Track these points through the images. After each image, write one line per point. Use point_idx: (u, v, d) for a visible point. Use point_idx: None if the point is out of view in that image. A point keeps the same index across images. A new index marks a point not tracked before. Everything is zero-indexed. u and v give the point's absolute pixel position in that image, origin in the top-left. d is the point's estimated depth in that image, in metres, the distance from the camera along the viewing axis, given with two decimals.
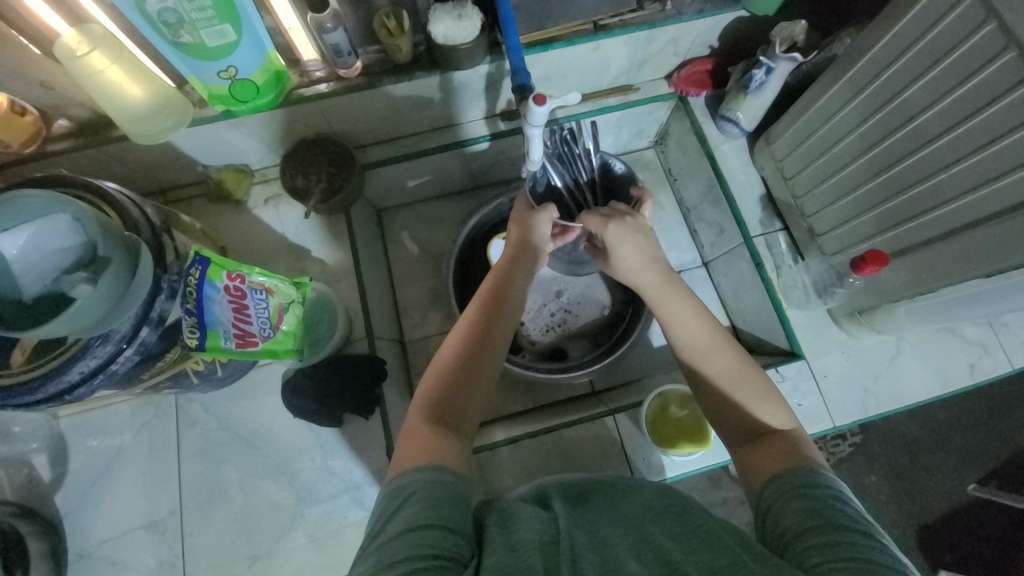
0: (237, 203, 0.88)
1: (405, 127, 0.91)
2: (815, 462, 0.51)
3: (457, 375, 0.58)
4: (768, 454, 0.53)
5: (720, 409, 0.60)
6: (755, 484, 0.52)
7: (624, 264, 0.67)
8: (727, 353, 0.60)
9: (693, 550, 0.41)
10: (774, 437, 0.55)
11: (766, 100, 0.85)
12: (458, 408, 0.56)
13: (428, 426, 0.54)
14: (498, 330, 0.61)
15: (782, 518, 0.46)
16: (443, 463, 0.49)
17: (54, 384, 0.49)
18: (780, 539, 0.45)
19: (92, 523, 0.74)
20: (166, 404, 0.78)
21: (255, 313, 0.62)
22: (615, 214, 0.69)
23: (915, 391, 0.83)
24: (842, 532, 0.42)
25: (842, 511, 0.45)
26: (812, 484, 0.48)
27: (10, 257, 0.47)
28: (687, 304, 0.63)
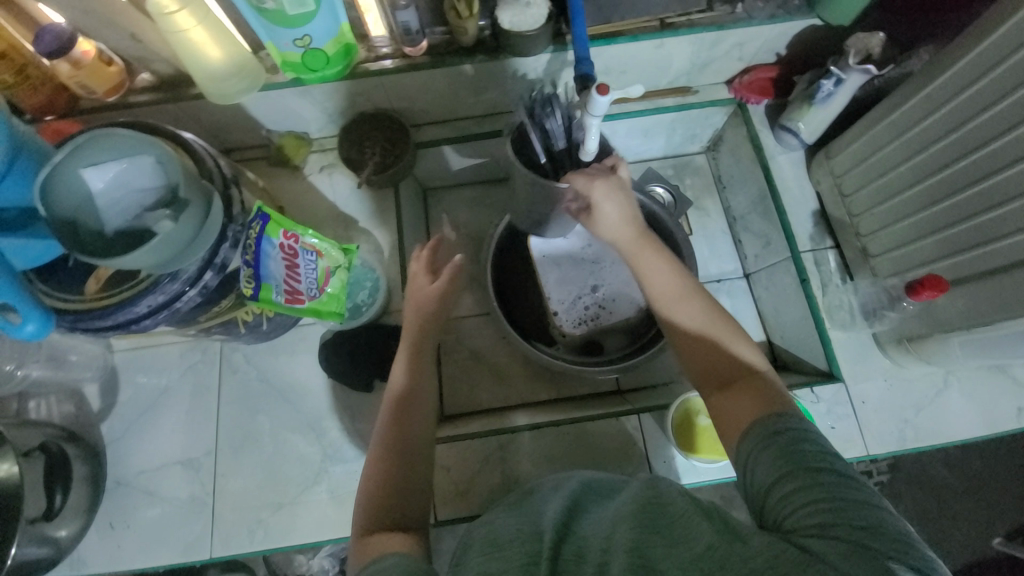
0: (294, 168, 0.92)
1: (460, 109, 0.92)
2: (784, 402, 0.53)
3: (392, 467, 0.59)
4: (740, 399, 0.55)
5: (694, 359, 0.61)
6: (731, 440, 0.54)
7: (609, 219, 0.65)
8: (697, 303, 0.62)
9: (670, 542, 0.40)
10: (745, 382, 0.57)
11: (831, 112, 0.83)
12: (402, 505, 0.56)
13: (375, 531, 0.53)
14: (415, 423, 0.63)
15: (758, 469, 0.47)
16: (398, 551, 0.49)
17: (124, 314, 0.53)
18: (755, 490, 0.47)
19: (133, 454, 0.78)
20: (212, 350, 0.83)
21: (304, 273, 0.65)
22: (600, 170, 0.64)
23: (955, 428, 0.79)
24: (809, 474, 0.44)
25: (812, 451, 0.46)
26: (777, 429, 0.49)
27: (97, 189, 0.51)
28: (662, 260, 0.65)
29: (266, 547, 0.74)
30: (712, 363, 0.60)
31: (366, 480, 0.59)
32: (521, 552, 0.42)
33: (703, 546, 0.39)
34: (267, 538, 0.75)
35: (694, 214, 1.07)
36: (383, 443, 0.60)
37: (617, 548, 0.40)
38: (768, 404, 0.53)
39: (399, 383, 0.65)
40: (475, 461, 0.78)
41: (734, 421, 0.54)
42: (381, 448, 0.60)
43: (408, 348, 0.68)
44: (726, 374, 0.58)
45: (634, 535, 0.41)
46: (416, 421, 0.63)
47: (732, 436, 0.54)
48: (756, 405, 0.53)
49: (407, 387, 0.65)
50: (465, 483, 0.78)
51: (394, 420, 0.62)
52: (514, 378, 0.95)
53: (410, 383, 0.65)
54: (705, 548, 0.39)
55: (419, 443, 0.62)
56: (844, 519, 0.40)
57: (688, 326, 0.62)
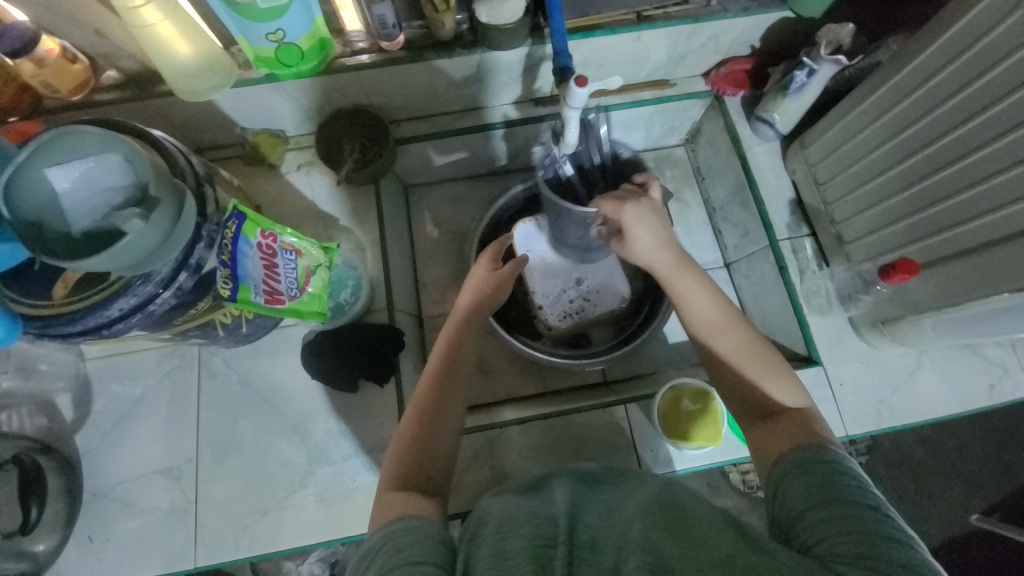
0: (271, 166, 0.90)
1: (439, 105, 0.91)
2: (826, 436, 0.53)
3: (420, 439, 0.58)
4: (781, 430, 0.55)
5: (733, 388, 0.61)
6: (765, 462, 0.54)
7: (642, 243, 0.67)
8: (736, 332, 0.62)
9: (686, 544, 0.40)
10: (787, 412, 0.57)
11: (805, 103, 0.85)
12: (425, 471, 0.56)
13: (397, 492, 0.52)
14: (454, 395, 0.62)
15: (790, 493, 0.48)
16: (420, 513, 0.48)
17: (94, 318, 0.51)
18: (786, 514, 0.46)
19: (109, 465, 0.76)
20: (189, 355, 0.81)
21: (284, 272, 0.63)
22: (629, 195, 0.67)
23: (930, 407, 0.82)
24: (844, 505, 0.44)
25: (851, 484, 0.46)
26: (819, 460, 0.49)
27: (61, 190, 0.49)
28: (702, 281, 0.65)
29: (253, 553, 0.73)
30: (753, 395, 0.59)
31: (398, 437, 0.59)
32: (530, 533, 0.42)
33: (722, 554, 0.40)
34: (254, 545, 0.73)
35: (675, 205, 1.08)
36: (419, 402, 0.61)
37: (631, 546, 0.40)
38: (811, 433, 0.53)
39: (438, 356, 0.64)
40: (466, 456, 0.78)
41: (771, 449, 0.54)
42: (419, 405, 0.60)
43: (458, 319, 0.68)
44: (768, 404, 0.58)
45: (650, 532, 0.42)
46: (452, 403, 0.61)
47: (768, 459, 0.53)
48: (797, 434, 0.53)
49: (451, 354, 0.64)
50: (457, 479, 0.77)
51: (435, 384, 0.62)
52: (502, 373, 0.94)
53: (455, 351, 0.64)
54: (723, 556, 0.39)
55: (450, 425, 0.60)
56: (880, 554, 0.39)
57: (727, 355, 0.62)
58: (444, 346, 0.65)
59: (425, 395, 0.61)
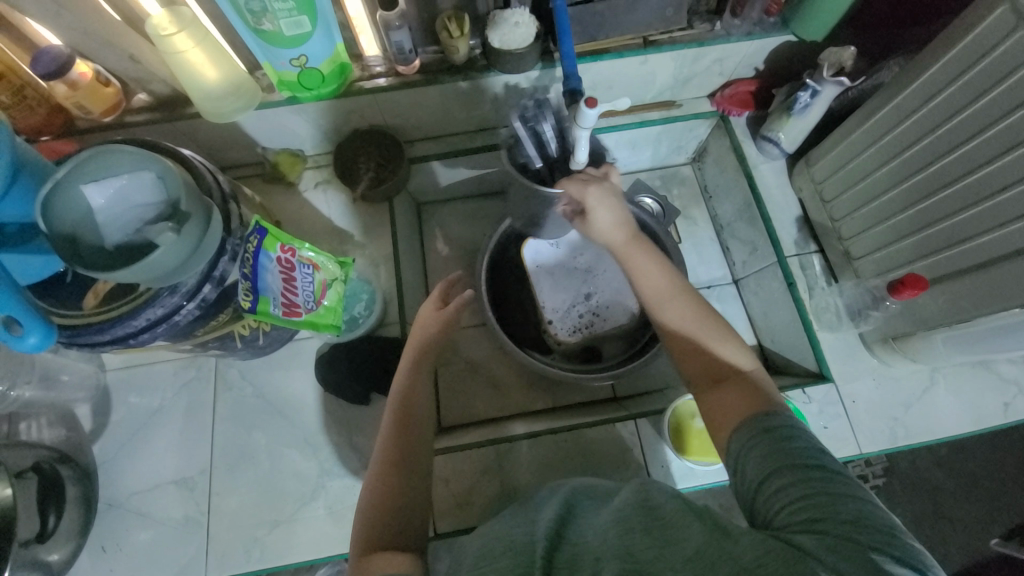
0: (289, 184, 0.93)
1: (452, 125, 0.95)
2: (774, 400, 0.55)
3: (391, 488, 0.58)
4: (730, 396, 0.57)
5: (685, 357, 0.63)
6: (722, 434, 0.55)
7: (601, 224, 0.69)
8: (684, 302, 0.64)
9: (662, 544, 0.41)
10: (734, 376, 0.59)
11: (809, 122, 0.87)
12: (400, 521, 0.56)
13: (381, 548, 0.53)
14: (416, 440, 0.63)
15: (748, 466, 0.49)
16: (399, 569, 0.49)
17: (122, 328, 0.53)
18: (747, 487, 0.48)
19: (125, 475, 0.77)
20: (206, 366, 0.82)
21: (301, 286, 0.66)
22: (592, 176, 0.68)
23: (945, 424, 0.81)
24: (796, 470, 0.45)
25: (798, 446, 0.48)
26: (767, 427, 0.50)
27: (98, 205, 0.52)
28: (651, 258, 0.67)
29: (263, 566, 0.73)
30: (704, 362, 0.61)
31: (371, 479, 0.60)
32: (510, 563, 0.43)
33: (694, 548, 0.40)
34: (264, 558, 0.73)
35: (682, 223, 1.09)
36: (382, 456, 0.61)
37: (607, 554, 0.40)
38: (757, 401, 0.55)
39: (400, 397, 0.65)
40: (475, 470, 0.78)
41: (724, 419, 0.56)
42: (384, 454, 0.61)
43: (410, 356, 0.68)
44: (716, 370, 0.60)
45: (625, 539, 0.42)
46: (418, 444, 0.63)
47: (723, 436, 0.55)
48: (748, 401, 0.55)
49: (407, 404, 0.65)
50: (465, 493, 0.77)
51: (396, 433, 0.62)
52: (511, 387, 0.95)
53: (409, 399, 0.65)
54: (696, 549, 0.39)
55: (423, 463, 0.62)
56: (832, 514, 0.41)
57: (676, 322, 0.64)
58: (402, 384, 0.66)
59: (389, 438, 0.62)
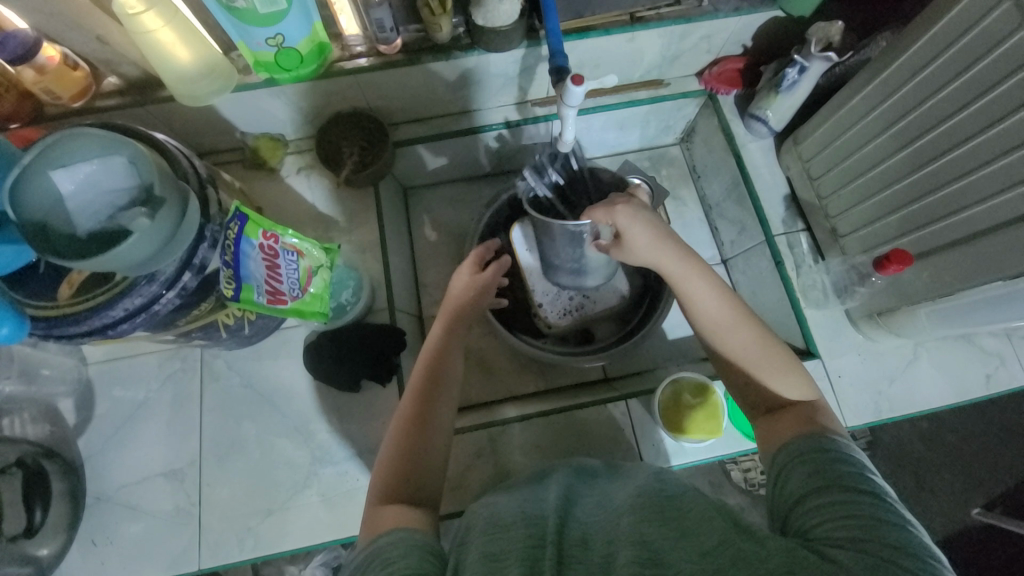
0: (270, 170, 0.91)
1: (437, 108, 0.92)
2: (831, 425, 0.55)
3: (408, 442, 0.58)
4: (787, 420, 0.57)
5: (745, 384, 0.63)
6: (770, 450, 0.56)
7: (639, 245, 0.65)
8: (746, 328, 0.62)
9: (678, 535, 0.43)
10: (793, 405, 0.59)
11: (797, 99, 0.86)
12: (417, 480, 0.56)
13: (391, 500, 0.53)
14: (441, 402, 0.62)
15: (792, 481, 0.50)
16: (413, 525, 0.49)
17: (99, 318, 0.52)
18: (786, 501, 0.49)
19: (113, 468, 0.76)
20: (192, 357, 0.81)
21: (286, 273, 0.65)
22: (616, 198, 0.65)
23: (928, 397, 0.83)
24: (840, 490, 0.46)
25: (847, 471, 0.48)
26: (817, 447, 0.51)
27: (65, 192, 0.50)
28: (710, 280, 0.64)
29: (256, 555, 0.73)
30: (766, 390, 0.61)
31: (392, 434, 0.60)
32: (521, 533, 0.44)
33: (712, 543, 0.41)
34: (258, 546, 0.73)
35: (671, 203, 1.09)
36: (405, 413, 0.61)
37: (620, 541, 0.43)
38: (812, 426, 0.55)
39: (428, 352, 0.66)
40: (468, 454, 0.79)
41: (778, 435, 0.56)
42: (408, 409, 0.61)
43: (444, 325, 0.69)
44: (774, 399, 0.60)
45: (642, 530, 0.44)
46: (443, 401, 0.62)
47: (771, 447, 0.56)
48: (803, 422, 0.56)
49: (436, 365, 0.64)
50: (460, 476, 0.78)
51: (423, 392, 0.62)
52: (504, 372, 0.95)
53: (439, 363, 0.65)
54: (715, 544, 0.41)
55: (441, 429, 0.61)
56: (875, 537, 0.41)
57: (739, 352, 0.63)
58: (437, 344, 0.67)
59: (416, 385, 0.63)
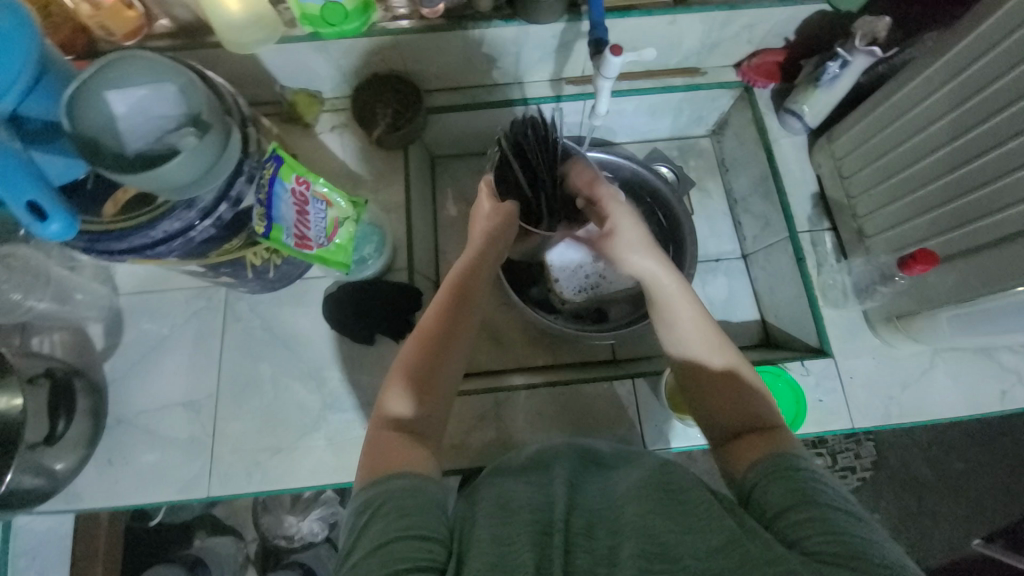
0: (305, 125, 0.93)
1: (472, 77, 0.93)
2: (800, 446, 0.53)
3: (424, 382, 0.58)
4: (754, 442, 0.54)
5: (712, 400, 0.59)
6: (741, 465, 0.54)
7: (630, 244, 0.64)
8: (715, 350, 0.59)
9: (681, 531, 0.45)
10: (759, 429, 0.56)
11: (835, 95, 0.86)
12: (424, 416, 0.57)
13: (395, 434, 0.54)
14: (461, 331, 0.61)
15: (768, 495, 0.49)
16: (415, 470, 0.50)
17: (139, 238, 0.54)
18: (764, 515, 0.48)
19: (135, 392, 0.79)
20: (217, 297, 0.84)
21: (314, 220, 0.67)
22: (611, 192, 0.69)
23: (940, 408, 0.82)
24: (819, 508, 0.45)
25: (823, 490, 0.47)
26: (794, 466, 0.50)
27: (119, 112, 0.53)
28: (685, 305, 0.61)
29: (263, 489, 0.76)
30: (732, 408, 0.58)
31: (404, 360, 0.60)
32: (531, 520, 0.47)
33: (719, 541, 0.43)
34: (265, 480, 0.76)
35: (696, 195, 1.08)
36: (420, 340, 0.60)
37: (626, 534, 0.45)
38: (789, 446, 0.53)
39: (454, 293, 0.63)
40: (473, 415, 0.80)
41: (747, 455, 0.54)
42: (425, 339, 0.60)
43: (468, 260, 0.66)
44: (741, 419, 0.57)
45: (649, 523, 0.46)
46: (463, 334, 0.61)
47: (744, 461, 0.53)
48: (769, 446, 0.53)
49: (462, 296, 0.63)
50: (463, 436, 0.80)
51: (446, 320, 0.61)
52: (515, 343, 0.96)
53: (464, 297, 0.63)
54: (721, 543, 0.43)
55: (455, 362, 0.60)
56: (865, 556, 0.40)
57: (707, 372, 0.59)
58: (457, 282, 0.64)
59: (436, 324, 0.60)
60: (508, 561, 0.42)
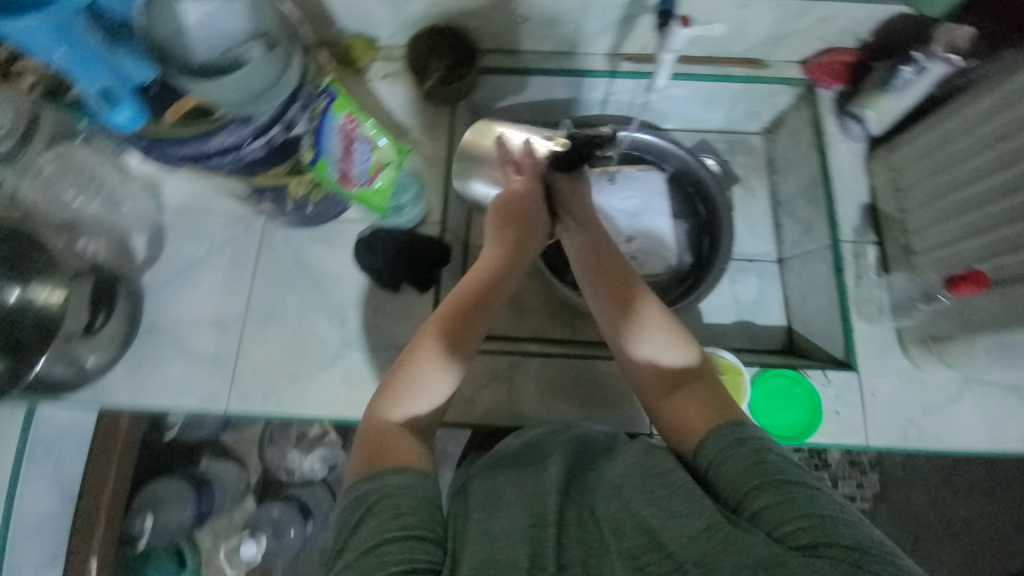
0: (358, 70, 0.93)
1: (529, 41, 0.92)
2: (732, 404, 0.56)
3: (432, 365, 0.57)
4: (692, 401, 0.56)
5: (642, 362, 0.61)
6: (692, 441, 0.53)
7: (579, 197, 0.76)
8: (637, 299, 0.64)
9: (669, 516, 0.46)
10: (692, 382, 0.58)
11: (905, 102, 0.83)
12: (421, 403, 0.56)
13: (396, 429, 0.53)
14: (473, 325, 0.60)
15: (725, 474, 0.48)
16: (412, 463, 0.50)
17: (195, 147, 0.56)
18: (726, 502, 0.47)
19: (170, 304, 0.83)
20: (255, 226, 0.86)
21: (358, 158, 0.69)
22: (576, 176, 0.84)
23: (961, 438, 0.79)
24: (781, 486, 0.45)
25: (774, 459, 0.48)
26: (738, 437, 0.50)
27: (193, 21, 0.55)
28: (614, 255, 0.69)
29: (277, 413, 0.79)
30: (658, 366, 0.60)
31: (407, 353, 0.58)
32: (522, 514, 0.48)
33: (703, 524, 0.44)
34: (280, 404, 0.79)
35: (740, 192, 1.05)
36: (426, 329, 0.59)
37: (613, 550, 0.45)
38: (730, 411, 0.55)
39: (469, 292, 0.62)
40: (485, 374, 0.82)
41: (692, 426, 0.54)
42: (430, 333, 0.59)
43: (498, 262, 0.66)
44: (673, 376, 0.59)
45: (644, 511, 0.47)
46: (473, 326, 0.60)
47: (696, 435, 0.53)
48: (710, 406, 0.54)
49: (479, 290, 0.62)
50: (473, 392, 0.81)
51: (454, 313, 0.60)
52: (535, 313, 0.96)
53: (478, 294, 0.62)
54: (707, 522, 0.44)
55: (462, 355, 0.59)
56: (835, 540, 0.41)
57: (633, 329, 0.62)
58: (480, 277, 0.64)
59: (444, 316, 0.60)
60: (505, 561, 0.43)
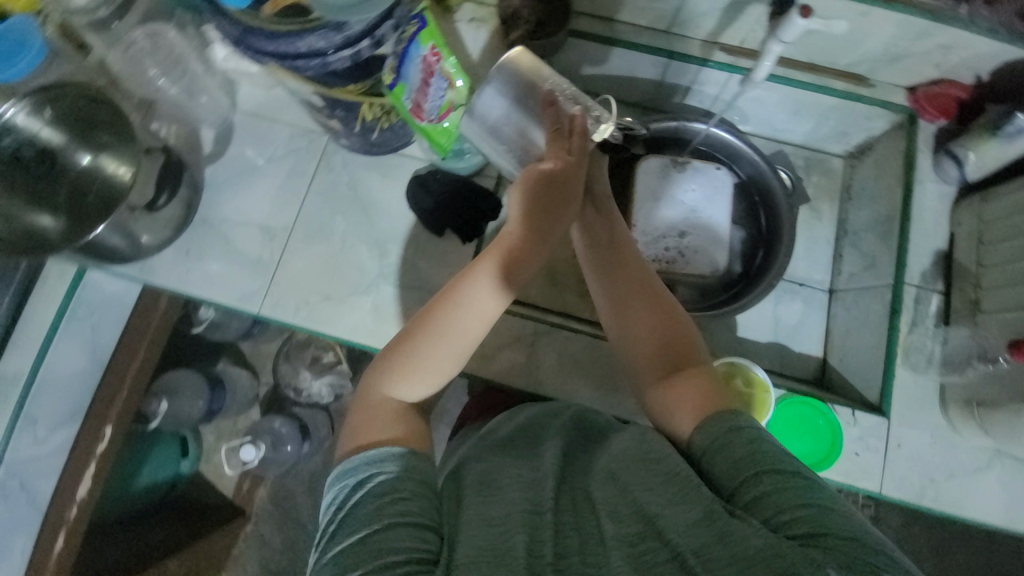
0: (447, 8, 0.91)
1: (627, 11, 0.88)
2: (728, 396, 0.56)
3: (432, 335, 0.57)
4: (691, 389, 0.56)
5: (643, 345, 0.61)
6: (686, 428, 0.54)
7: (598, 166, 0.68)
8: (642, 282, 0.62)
9: (667, 502, 0.45)
10: (691, 370, 0.58)
11: (1012, 151, 0.77)
12: (423, 373, 0.57)
13: (396, 408, 0.55)
14: (486, 303, 0.58)
15: (719, 466, 0.48)
16: (410, 442, 0.52)
17: (286, 44, 0.57)
18: (719, 492, 0.47)
19: (226, 200, 0.85)
20: (318, 143, 0.87)
21: (432, 95, 0.66)
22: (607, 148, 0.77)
23: (979, 510, 0.76)
24: (779, 475, 0.45)
25: (770, 448, 0.48)
26: (735, 426, 0.50)
27: None
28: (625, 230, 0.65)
29: (304, 326, 0.81)
30: (655, 351, 0.60)
31: (412, 327, 0.58)
32: (517, 499, 0.48)
33: (699, 514, 0.44)
34: (309, 319, 0.81)
35: (805, 213, 1.01)
36: (438, 299, 0.58)
37: (611, 542, 0.43)
38: (728, 403, 0.55)
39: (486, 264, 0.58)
40: (509, 335, 0.82)
41: (683, 416, 0.55)
42: (437, 309, 0.57)
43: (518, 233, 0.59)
44: (672, 361, 0.59)
45: (643, 496, 0.47)
46: (485, 303, 0.57)
47: (687, 426, 0.54)
48: (707, 394, 0.55)
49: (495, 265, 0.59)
50: (492, 349, 0.81)
51: (462, 287, 0.57)
52: (568, 288, 0.96)
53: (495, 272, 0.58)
54: (703, 512, 0.44)
55: (468, 331, 0.58)
56: (832, 531, 0.41)
57: (636, 317, 0.61)
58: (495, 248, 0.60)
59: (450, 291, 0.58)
60: (499, 541, 0.43)
